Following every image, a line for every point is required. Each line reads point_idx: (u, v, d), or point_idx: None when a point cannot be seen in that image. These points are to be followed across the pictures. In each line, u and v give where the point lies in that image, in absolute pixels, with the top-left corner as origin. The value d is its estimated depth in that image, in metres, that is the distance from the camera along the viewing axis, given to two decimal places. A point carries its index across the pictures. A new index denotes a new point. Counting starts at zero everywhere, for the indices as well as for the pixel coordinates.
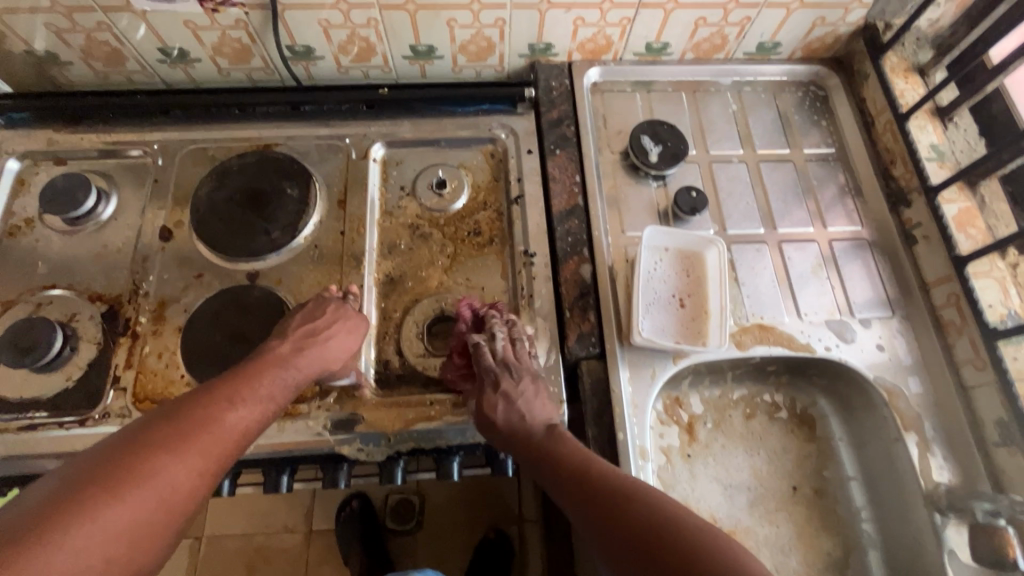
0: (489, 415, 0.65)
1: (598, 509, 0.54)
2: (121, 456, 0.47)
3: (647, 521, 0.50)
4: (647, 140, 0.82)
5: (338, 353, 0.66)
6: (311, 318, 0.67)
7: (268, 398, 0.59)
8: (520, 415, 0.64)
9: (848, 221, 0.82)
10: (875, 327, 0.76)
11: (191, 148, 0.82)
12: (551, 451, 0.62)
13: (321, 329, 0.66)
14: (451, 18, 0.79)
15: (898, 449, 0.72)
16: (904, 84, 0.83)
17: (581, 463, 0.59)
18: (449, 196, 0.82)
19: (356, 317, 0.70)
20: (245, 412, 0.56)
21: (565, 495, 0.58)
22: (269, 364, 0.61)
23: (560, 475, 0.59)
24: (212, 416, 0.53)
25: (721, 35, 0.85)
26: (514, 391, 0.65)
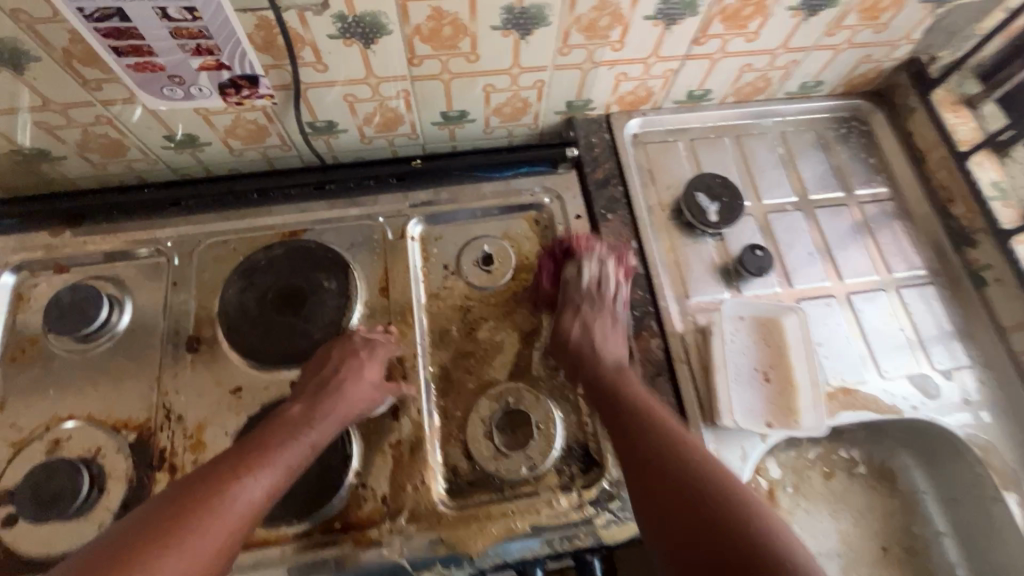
0: (565, 341, 0.68)
1: (658, 469, 0.57)
2: (118, 551, 0.46)
3: (707, 497, 0.54)
4: (703, 197, 0.77)
5: (356, 395, 0.63)
6: (322, 361, 0.65)
7: (279, 466, 0.56)
8: (597, 346, 0.67)
9: (909, 263, 0.80)
10: (958, 378, 0.73)
11: (209, 242, 0.74)
12: (617, 393, 0.64)
13: (332, 374, 0.63)
14: (488, 84, 0.73)
15: (995, 506, 0.70)
16: (955, 118, 0.81)
17: (644, 419, 0.61)
18: (498, 272, 0.76)
19: (373, 347, 0.67)
20: (253, 483, 0.54)
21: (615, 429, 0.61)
22: (281, 428, 0.59)
23: (618, 418, 0.62)
24: (219, 493, 0.52)
25: (764, 79, 0.81)
26: (593, 324, 0.69)
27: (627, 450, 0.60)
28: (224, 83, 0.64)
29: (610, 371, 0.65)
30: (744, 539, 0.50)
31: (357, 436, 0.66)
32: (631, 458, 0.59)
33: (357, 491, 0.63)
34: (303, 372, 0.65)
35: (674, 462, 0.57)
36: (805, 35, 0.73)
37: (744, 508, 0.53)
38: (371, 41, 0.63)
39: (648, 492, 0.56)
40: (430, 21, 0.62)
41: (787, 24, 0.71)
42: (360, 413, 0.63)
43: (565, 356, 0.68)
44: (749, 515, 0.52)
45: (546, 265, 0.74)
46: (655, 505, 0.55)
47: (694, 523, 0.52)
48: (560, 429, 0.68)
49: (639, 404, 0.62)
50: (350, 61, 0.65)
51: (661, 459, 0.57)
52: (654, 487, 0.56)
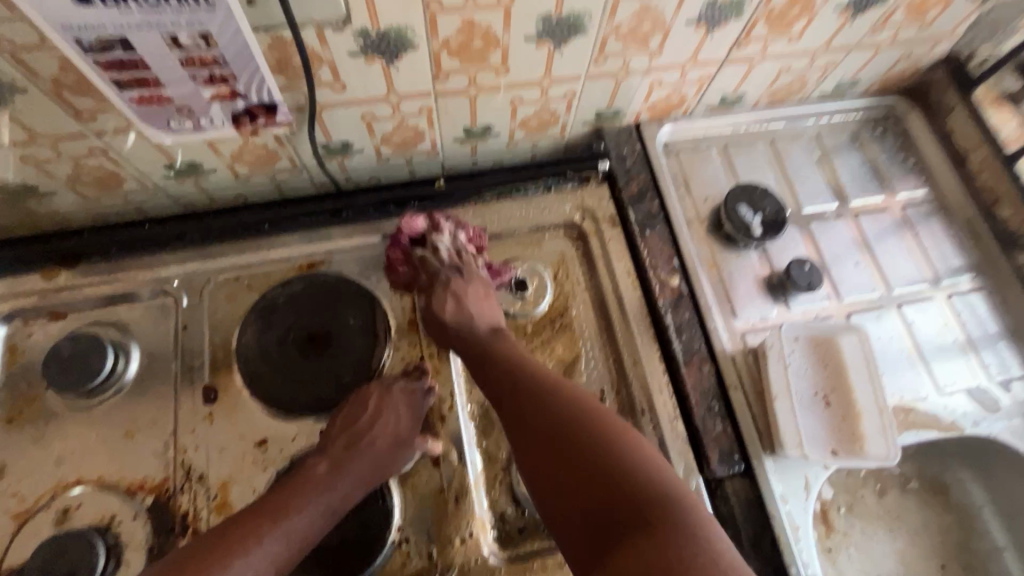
0: (437, 314, 0.63)
1: (533, 424, 0.50)
2: None
3: (587, 443, 0.47)
4: (746, 210, 0.74)
5: (391, 456, 0.58)
6: (352, 413, 0.60)
7: (300, 530, 0.51)
8: (471, 312, 0.62)
9: (955, 268, 0.77)
10: (1017, 388, 0.70)
11: (220, 279, 0.69)
12: (496, 354, 0.58)
13: (365, 430, 0.59)
14: (517, 96, 0.68)
15: None
16: (998, 116, 0.78)
17: (526, 373, 0.55)
18: (533, 298, 0.71)
19: (411, 399, 0.62)
20: (270, 547, 0.49)
21: (494, 385, 0.56)
22: (304, 486, 0.54)
23: (499, 376, 0.56)
24: (234, 557, 0.47)
25: (801, 80, 0.77)
26: (461, 289, 0.64)
27: (508, 406, 0.53)
28: (237, 113, 0.58)
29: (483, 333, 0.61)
30: (625, 486, 0.44)
31: (397, 486, 0.61)
32: (511, 411, 0.53)
33: (401, 547, 0.59)
34: (332, 422, 0.60)
35: (554, 411, 0.50)
36: (849, 34, 0.69)
37: (627, 450, 0.47)
38: (395, 57, 0.57)
39: (525, 449, 0.50)
40: (460, 35, 0.56)
41: (832, 23, 0.67)
42: (388, 474, 0.58)
43: (435, 324, 0.63)
44: (631, 458, 0.46)
45: (400, 254, 0.67)
46: (528, 454, 0.49)
47: (576, 477, 0.45)
48: None
49: (516, 362, 0.57)
50: (370, 80, 0.60)
51: (539, 406, 0.51)
52: (530, 448, 0.49)
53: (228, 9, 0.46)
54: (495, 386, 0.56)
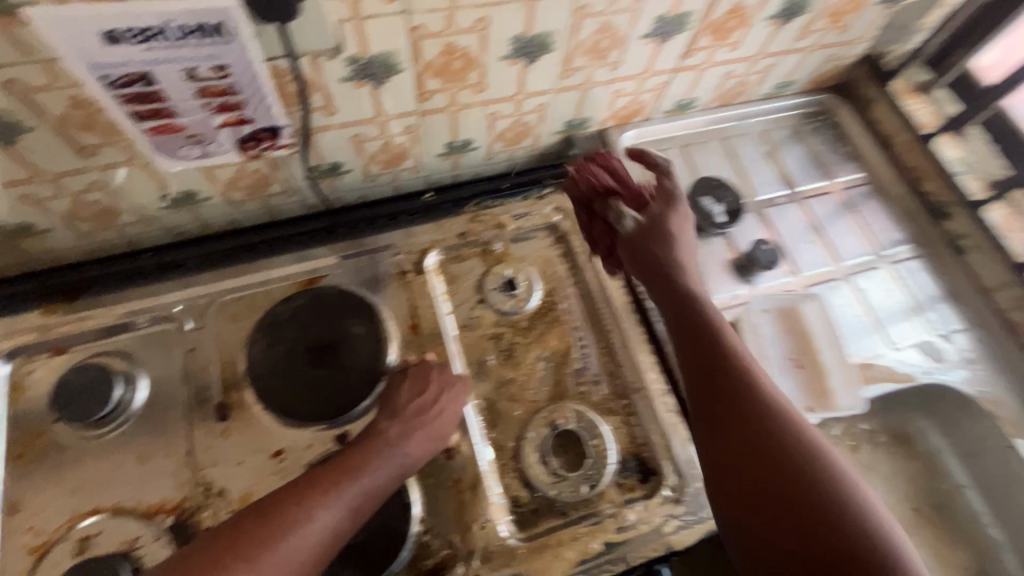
0: (646, 234, 0.71)
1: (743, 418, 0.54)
2: (205, 559, 0.47)
3: (794, 456, 0.51)
4: (709, 201, 0.82)
5: (448, 427, 0.61)
6: (415, 387, 0.63)
7: (367, 493, 0.54)
8: (679, 262, 0.68)
9: (895, 238, 0.85)
10: (958, 340, 0.79)
11: (220, 302, 0.71)
12: (711, 337, 0.61)
13: (430, 403, 0.62)
14: (493, 111, 0.74)
15: (1010, 455, 0.74)
16: (914, 104, 0.89)
17: (738, 371, 0.57)
18: (523, 295, 0.76)
19: (457, 383, 0.64)
20: (340, 504, 0.53)
21: (700, 364, 0.60)
22: (370, 454, 0.57)
23: (704, 360, 0.60)
24: (303, 514, 0.51)
25: (743, 83, 0.86)
26: (678, 219, 0.72)
27: (712, 392, 0.57)
28: (245, 137, 0.62)
29: (693, 319, 0.63)
30: (852, 548, 0.45)
31: (414, 482, 0.63)
32: (712, 396, 0.57)
33: (423, 539, 0.61)
34: (399, 391, 0.63)
35: (772, 435, 0.52)
36: (781, 39, 0.78)
37: (848, 493, 0.48)
38: (383, 80, 0.62)
39: (723, 436, 0.54)
40: (442, 56, 0.62)
41: (765, 31, 0.76)
42: (439, 449, 0.61)
43: (641, 245, 0.71)
44: (855, 511, 0.47)
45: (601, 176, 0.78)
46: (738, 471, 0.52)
47: (796, 522, 0.47)
48: (612, 444, 0.68)
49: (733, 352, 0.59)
50: (359, 102, 0.64)
51: (754, 406, 0.54)
52: (731, 435, 0.54)
53: (242, 40, 0.51)
54: (706, 366, 0.59)
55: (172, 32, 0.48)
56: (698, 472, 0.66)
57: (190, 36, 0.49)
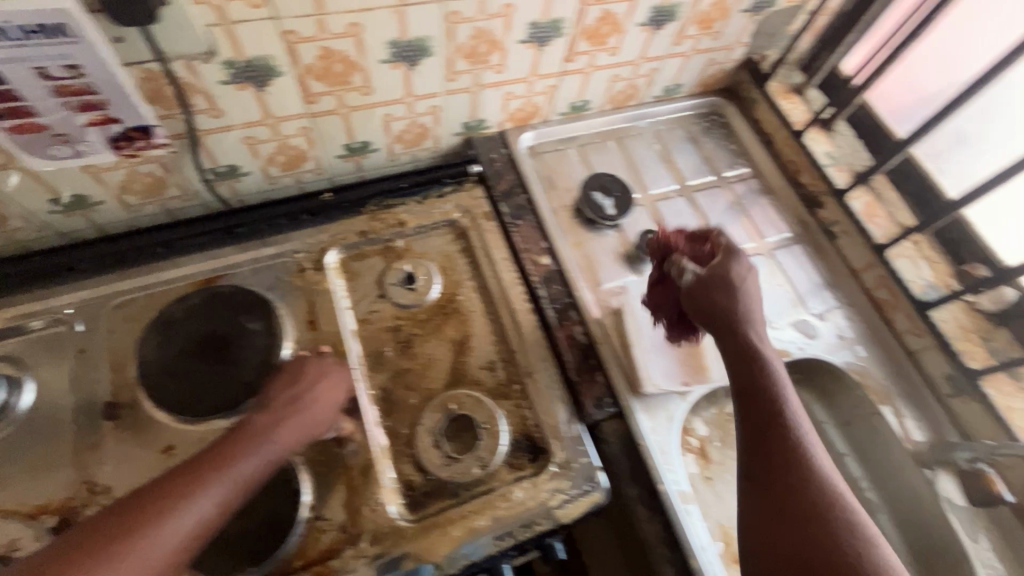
0: (710, 286, 0.66)
1: (784, 469, 0.54)
2: (65, 558, 0.47)
3: (826, 510, 0.51)
4: (599, 196, 0.87)
5: (323, 414, 0.64)
6: (286, 383, 0.65)
7: (239, 481, 0.56)
8: (745, 318, 0.64)
9: (778, 228, 0.92)
10: (832, 318, 0.85)
11: (113, 303, 0.71)
12: (762, 385, 0.60)
13: (303, 392, 0.64)
14: (386, 113, 0.77)
15: (877, 420, 0.80)
16: (789, 104, 0.97)
17: (788, 427, 0.57)
18: (422, 288, 0.79)
19: (331, 374, 0.67)
20: (209, 494, 0.54)
21: (749, 413, 0.59)
22: (240, 446, 0.58)
23: (755, 405, 0.59)
24: (171, 506, 0.52)
25: (632, 86, 0.92)
26: (740, 272, 0.67)
27: (760, 438, 0.57)
28: (114, 137, 0.63)
29: (749, 370, 0.61)
30: None
31: (305, 471, 0.65)
32: (759, 441, 0.57)
33: (313, 524, 0.63)
34: (273, 385, 0.65)
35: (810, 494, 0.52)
36: (657, 45, 0.85)
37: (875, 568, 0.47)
38: (264, 84, 0.65)
39: (762, 482, 0.55)
40: (321, 61, 0.65)
41: (640, 37, 0.82)
42: (315, 436, 0.63)
43: (706, 296, 0.66)
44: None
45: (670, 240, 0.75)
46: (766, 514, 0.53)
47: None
48: (505, 426, 0.71)
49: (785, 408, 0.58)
50: (244, 104, 0.67)
51: (797, 461, 0.54)
52: (770, 483, 0.54)
53: (88, 40, 0.52)
54: (754, 416, 0.59)
55: (12, 31, 0.49)
56: (585, 449, 0.70)
57: (33, 36, 0.50)
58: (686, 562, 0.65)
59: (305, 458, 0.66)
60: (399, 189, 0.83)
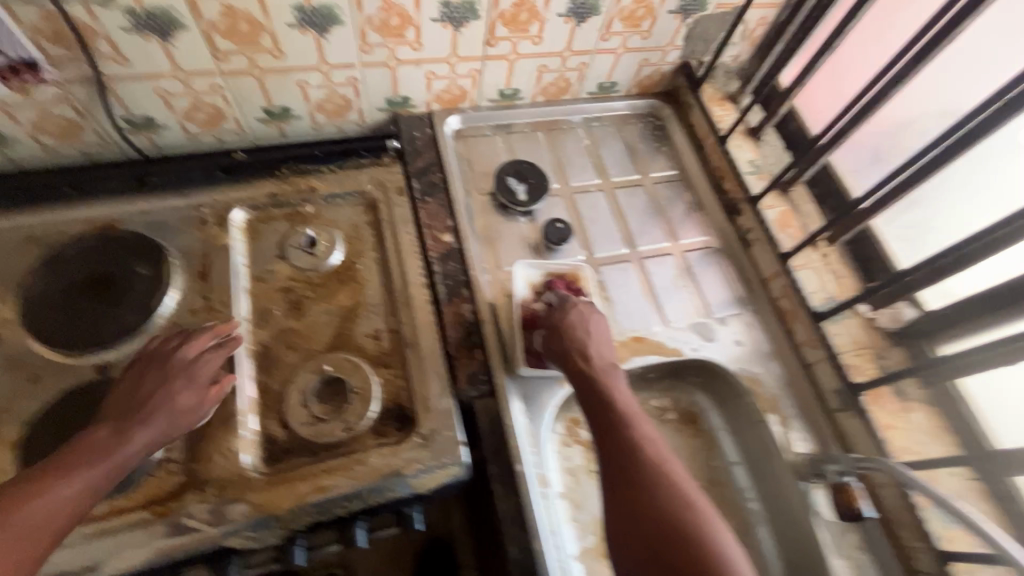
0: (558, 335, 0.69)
1: (637, 502, 0.56)
2: None
3: (671, 505, 0.56)
4: (513, 180, 0.87)
5: (187, 401, 0.60)
6: (152, 371, 0.61)
7: (98, 471, 0.53)
8: (594, 347, 0.68)
9: (696, 232, 0.92)
10: (731, 323, 0.85)
11: (14, 237, 0.74)
12: (612, 419, 0.62)
13: (163, 381, 0.60)
14: (302, 80, 0.79)
15: (764, 429, 0.79)
16: (721, 111, 0.97)
17: (636, 456, 0.59)
18: (322, 253, 0.80)
19: (204, 359, 0.64)
20: (57, 495, 0.51)
21: (604, 451, 0.61)
22: (97, 443, 0.55)
23: (607, 441, 0.61)
24: (20, 502, 0.49)
25: (563, 79, 0.93)
26: (579, 312, 0.71)
27: (615, 478, 0.59)
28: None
29: (601, 394, 0.64)
30: None
31: None
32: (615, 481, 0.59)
33: (164, 464, 0.64)
34: (130, 378, 0.61)
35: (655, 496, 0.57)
36: (583, 38, 0.86)
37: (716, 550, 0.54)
38: (169, 35, 0.68)
39: (622, 499, 0.58)
40: (224, 18, 0.68)
41: (563, 28, 0.83)
42: (189, 425, 0.60)
43: (558, 343, 0.68)
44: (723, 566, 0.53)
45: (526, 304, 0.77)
46: (628, 522, 0.56)
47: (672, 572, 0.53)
48: (377, 394, 0.71)
49: (632, 436, 0.61)
50: (150, 55, 0.69)
51: (646, 489, 0.57)
52: (630, 508, 0.57)
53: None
54: (608, 455, 0.61)
55: None
56: (451, 423, 0.70)
57: None
58: (532, 541, 0.65)
59: None
60: (315, 156, 0.85)
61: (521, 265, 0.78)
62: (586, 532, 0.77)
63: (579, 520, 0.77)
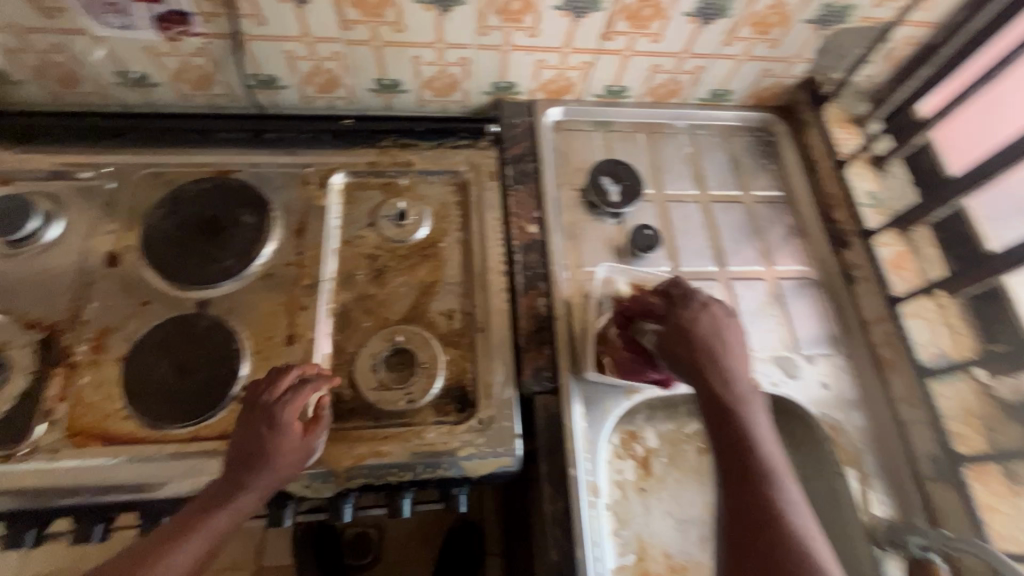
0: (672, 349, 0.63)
1: (763, 556, 0.50)
2: None
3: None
4: (607, 180, 0.85)
5: (288, 450, 0.59)
6: (248, 423, 0.60)
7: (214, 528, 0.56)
8: (726, 371, 0.60)
9: (794, 260, 0.86)
10: (820, 363, 0.78)
11: (144, 172, 0.81)
12: (745, 455, 0.56)
13: (262, 429, 0.59)
14: (416, 55, 0.80)
15: (839, 483, 0.74)
16: (843, 134, 0.90)
17: (770, 502, 0.53)
18: (410, 227, 0.82)
19: (289, 401, 0.61)
20: (184, 552, 0.55)
21: (732, 490, 0.56)
22: (214, 495, 0.58)
23: (736, 477, 0.56)
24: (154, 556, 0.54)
25: (675, 82, 0.89)
26: (705, 326, 0.63)
27: (742, 523, 0.53)
28: (160, 15, 0.72)
29: (732, 427, 0.58)
30: None
31: (248, 355, 0.71)
32: (740, 525, 0.54)
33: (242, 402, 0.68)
34: (240, 425, 0.61)
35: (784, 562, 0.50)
36: (705, 41, 0.81)
37: None
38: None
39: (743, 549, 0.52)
40: None
41: (687, 28, 0.79)
42: (296, 471, 0.60)
43: (677, 359, 0.62)
44: None
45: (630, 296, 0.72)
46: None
47: None
48: (442, 371, 0.72)
49: (767, 480, 0.54)
50: (285, 18, 0.73)
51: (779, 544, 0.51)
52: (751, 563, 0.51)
53: None
54: (736, 495, 0.55)
55: None
56: (510, 413, 0.70)
57: None
58: (573, 548, 0.64)
59: (254, 344, 0.72)
60: (416, 132, 0.87)
61: (606, 265, 0.78)
62: (627, 551, 0.74)
63: (622, 536, 0.75)
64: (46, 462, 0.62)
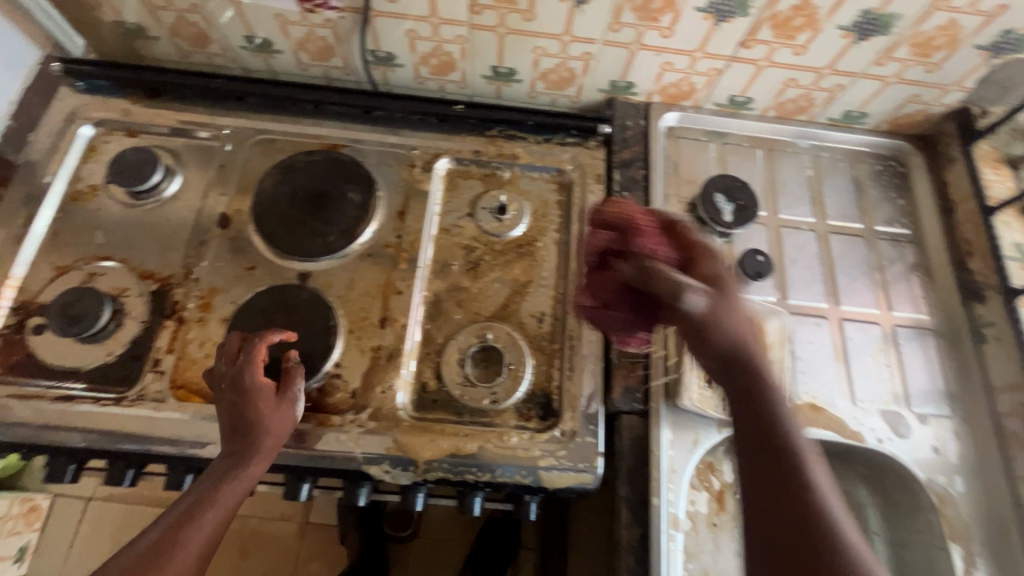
0: (714, 312, 0.53)
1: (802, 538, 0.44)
2: None
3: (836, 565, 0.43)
4: (720, 198, 0.80)
5: (277, 406, 0.61)
6: (230, 394, 0.62)
7: (230, 495, 0.56)
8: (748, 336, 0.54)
9: (913, 307, 0.78)
10: (932, 424, 0.72)
11: (258, 138, 0.82)
12: (769, 432, 0.50)
13: (245, 390, 0.61)
14: (539, 46, 0.77)
15: (942, 557, 0.69)
16: (993, 175, 0.81)
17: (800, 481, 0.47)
18: (509, 223, 0.80)
19: (258, 361, 0.63)
20: (207, 523, 0.54)
21: (760, 467, 0.49)
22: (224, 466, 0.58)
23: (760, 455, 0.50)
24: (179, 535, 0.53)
25: (808, 98, 0.83)
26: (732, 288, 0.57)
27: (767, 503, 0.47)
28: None
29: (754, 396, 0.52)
30: None
31: (341, 333, 0.72)
32: (777, 507, 0.47)
33: (332, 378, 0.69)
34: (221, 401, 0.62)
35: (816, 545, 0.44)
36: (854, 59, 0.75)
37: None
38: None
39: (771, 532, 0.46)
40: None
41: (838, 42, 0.72)
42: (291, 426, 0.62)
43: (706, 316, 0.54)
44: None
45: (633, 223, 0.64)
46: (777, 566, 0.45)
47: None
48: (528, 375, 0.71)
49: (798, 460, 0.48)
50: None
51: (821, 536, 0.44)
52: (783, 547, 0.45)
53: None
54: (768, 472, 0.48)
55: None
56: (595, 430, 0.67)
57: None
58: None
59: (348, 323, 0.72)
60: (524, 124, 0.85)
61: None
62: None
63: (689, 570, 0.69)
64: (152, 410, 0.65)
